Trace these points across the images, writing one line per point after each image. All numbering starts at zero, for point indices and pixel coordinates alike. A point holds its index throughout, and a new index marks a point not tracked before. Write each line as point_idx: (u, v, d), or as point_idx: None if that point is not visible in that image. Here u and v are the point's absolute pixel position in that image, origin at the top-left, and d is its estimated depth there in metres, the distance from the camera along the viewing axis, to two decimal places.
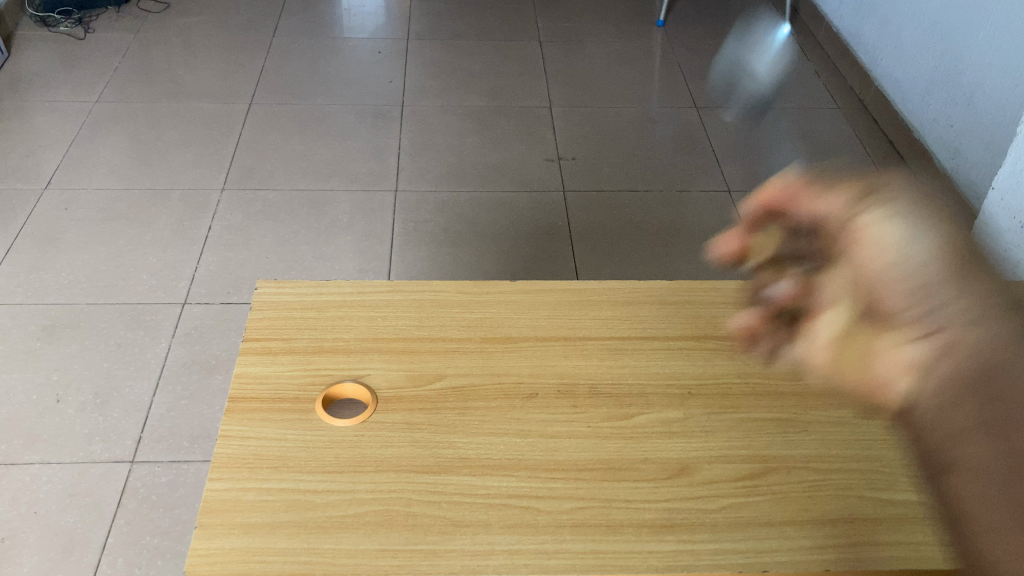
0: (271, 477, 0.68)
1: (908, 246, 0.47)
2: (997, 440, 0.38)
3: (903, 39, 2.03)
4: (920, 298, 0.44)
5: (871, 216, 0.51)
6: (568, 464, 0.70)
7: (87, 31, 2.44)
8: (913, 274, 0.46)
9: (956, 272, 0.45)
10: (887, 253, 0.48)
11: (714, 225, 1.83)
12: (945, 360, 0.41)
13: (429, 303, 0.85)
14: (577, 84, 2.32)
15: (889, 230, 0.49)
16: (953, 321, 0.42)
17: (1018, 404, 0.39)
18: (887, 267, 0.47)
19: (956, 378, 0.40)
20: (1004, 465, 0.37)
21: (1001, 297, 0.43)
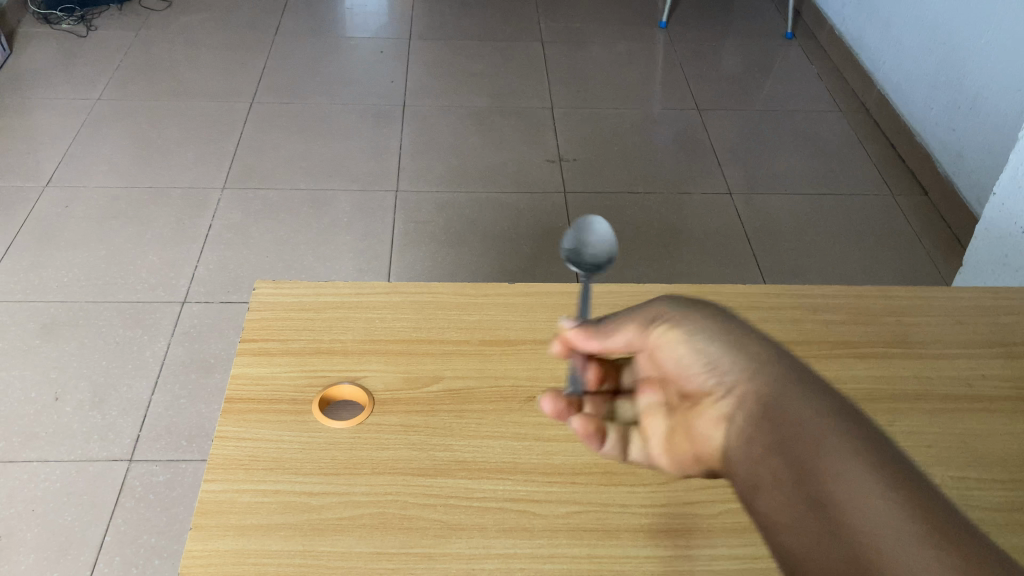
0: (267, 478, 0.67)
1: (701, 356, 0.55)
2: (780, 458, 0.46)
3: (905, 43, 2.03)
4: (728, 376, 0.53)
5: (666, 340, 0.58)
6: (565, 468, 0.70)
7: (89, 28, 2.44)
8: (710, 370, 0.54)
9: (738, 355, 0.53)
10: (689, 370, 0.56)
11: (715, 228, 1.82)
12: (740, 416, 0.51)
13: (427, 304, 0.85)
14: (579, 85, 2.32)
15: (683, 349, 0.56)
16: (740, 387, 0.52)
17: (794, 430, 0.47)
18: (688, 373, 0.56)
19: (748, 424, 0.50)
20: (791, 477, 0.46)
21: (775, 358, 0.52)
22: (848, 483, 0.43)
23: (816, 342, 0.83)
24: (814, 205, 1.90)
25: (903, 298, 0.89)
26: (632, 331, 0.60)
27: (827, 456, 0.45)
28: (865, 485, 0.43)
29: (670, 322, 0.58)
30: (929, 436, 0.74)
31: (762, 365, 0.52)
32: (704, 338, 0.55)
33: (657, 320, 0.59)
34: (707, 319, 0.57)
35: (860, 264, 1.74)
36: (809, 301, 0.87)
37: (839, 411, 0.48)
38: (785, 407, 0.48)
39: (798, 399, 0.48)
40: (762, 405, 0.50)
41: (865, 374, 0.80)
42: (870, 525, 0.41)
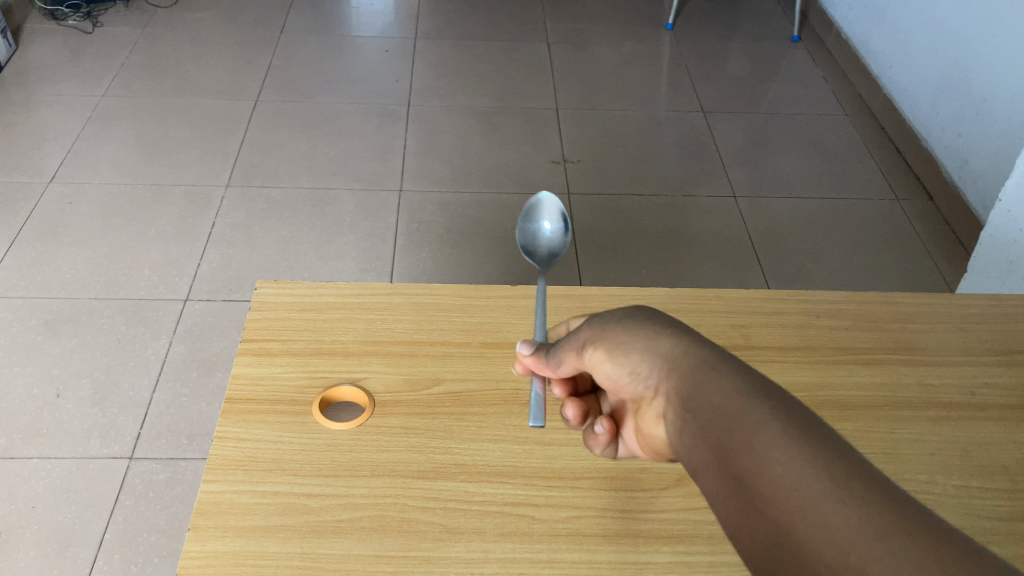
0: (266, 479, 0.67)
1: (628, 362, 0.51)
2: (712, 446, 0.42)
3: (911, 48, 2.02)
4: (646, 374, 0.49)
5: (599, 359, 0.53)
6: (565, 472, 0.70)
7: (95, 25, 2.44)
8: (641, 374, 0.50)
9: (661, 353, 0.49)
10: (626, 381, 0.51)
11: (719, 231, 1.82)
12: (674, 414, 0.46)
13: (429, 306, 0.85)
14: (583, 87, 2.31)
15: (613, 363, 0.52)
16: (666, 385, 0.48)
17: (719, 413, 0.43)
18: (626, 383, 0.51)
19: (681, 421, 0.45)
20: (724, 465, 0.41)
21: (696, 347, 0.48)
22: (763, 456, 0.40)
23: (819, 348, 0.82)
24: (819, 210, 1.90)
25: (906, 304, 0.88)
26: (571, 353, 0.56)
27: (741, 431, 0.41)
28: (781, 452, 0.39)
29: (594, 331, 0.54)
30: (931, 444, 0.73)
31: (675, 355, 0.48)
32: (623, 339, 0.51)
33: (586, 332, 0.55)
34: (623, 319, 0.53)
35: (864, 269, 1.74)
36: (812, 307, 0.87)
37: (757, 385, 0.44)
38: (697, 392, 0.45)
39: (720, 381, 0.44)
40: (678, 396, 0.46)
41: (868, 380, 0.79)
42: (789, 493, 0.38)
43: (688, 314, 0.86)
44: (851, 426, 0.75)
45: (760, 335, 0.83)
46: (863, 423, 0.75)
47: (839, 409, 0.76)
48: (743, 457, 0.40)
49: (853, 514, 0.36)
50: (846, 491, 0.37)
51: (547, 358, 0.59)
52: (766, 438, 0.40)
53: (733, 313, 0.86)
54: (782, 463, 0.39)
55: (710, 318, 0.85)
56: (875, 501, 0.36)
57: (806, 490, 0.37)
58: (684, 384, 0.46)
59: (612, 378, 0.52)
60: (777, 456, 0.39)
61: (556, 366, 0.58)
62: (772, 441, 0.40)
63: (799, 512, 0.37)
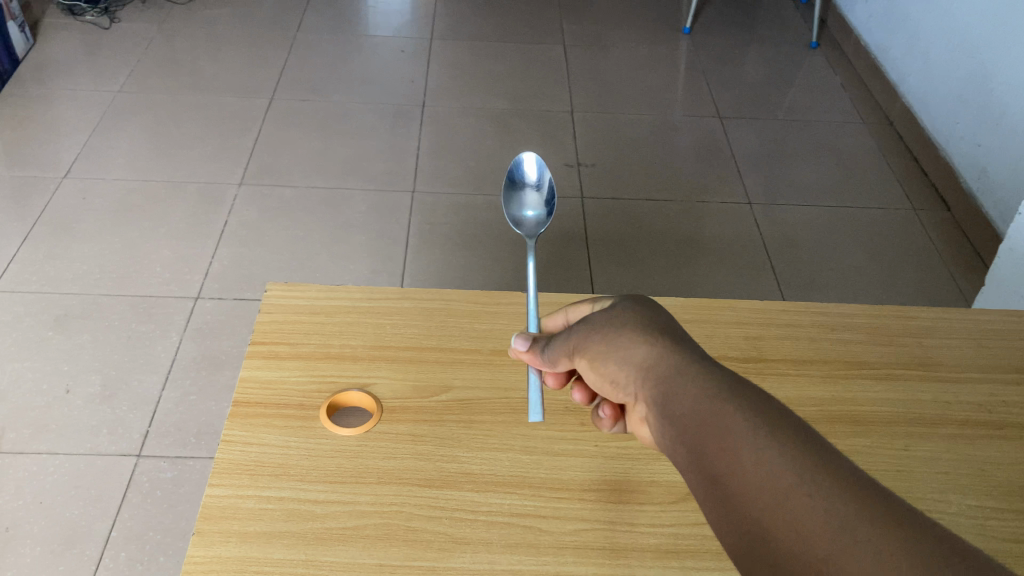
0: (272, 485, 0.67)
1: (612, 370, 0.55)
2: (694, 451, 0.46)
3: (931, 57, 2.01)
4: (626, 381, 0.54)
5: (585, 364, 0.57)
6: (573, 484, 0.69)
7: (113, 21, 2.44)
8: (624, 381, 0.54)
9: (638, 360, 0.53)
10: (612, 385, 0.55)
11: (733, 238, 1.81)
12: (657, 420, 0.50)
13: (439, 311, 0.84)
14: (599, 90, 2.30)
15: (599, 369, 0.56)
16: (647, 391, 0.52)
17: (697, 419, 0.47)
18: (614, 389, 0.55)
19: (663, 426, 0.50)
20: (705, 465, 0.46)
21: (670, 352, 0.52)
22: (736, 457, 0.44)
23: (833, 362, 0.81)
24: (835, 218, 1.88)
25: (922, 318, 0.87)
26: (560, 355, 0.59)
27: (714, 436, 0.46)
28: (751, 454, 0.44)
29: (574, 338, 0.58)
30: (945, 462, 0.72)
31: (650, 363, 0.52)
32: (601, 348, 0.55)
33: (568, 338, 0.59)
34: (598, 323, 0.57)
35: (878, 279, 1.72)
36: (826, 319, 0.86)
37: (727, 389, 0.48)
38: (670, 400, 0.49)
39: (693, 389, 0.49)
40: (655, 403, 0.51)
41: (881, 396, 0.78)
42: (761, 493, 0.42)
43: (700, 323, 0.85)
44: (864, 442, 0.74)
45: (773, 347, 0.82)
46: (877, 439, 0.74)
47: (851, 424, 0.75)
48: (718, 460, 0.45)
49: (818, 506, 0.40)
50: (811, 484, 0.42)
51: (542, 355, 0.62)
52: (737, 440, 0.45)
53: (746, 324, 0.85)
54: (753, 464, 0.44)
55: (722, 329, 0.84)
56: (837, 490, 0.41)
57: (776, 487, 0.42)
58: (660, 391, 0.51)
59: (598, 384, 0.57)
60: (748, 458, 0.44)
61: (550, 364, 0.61)
62: (744, 443, 0.45)
63: (772, 507, 0.42)
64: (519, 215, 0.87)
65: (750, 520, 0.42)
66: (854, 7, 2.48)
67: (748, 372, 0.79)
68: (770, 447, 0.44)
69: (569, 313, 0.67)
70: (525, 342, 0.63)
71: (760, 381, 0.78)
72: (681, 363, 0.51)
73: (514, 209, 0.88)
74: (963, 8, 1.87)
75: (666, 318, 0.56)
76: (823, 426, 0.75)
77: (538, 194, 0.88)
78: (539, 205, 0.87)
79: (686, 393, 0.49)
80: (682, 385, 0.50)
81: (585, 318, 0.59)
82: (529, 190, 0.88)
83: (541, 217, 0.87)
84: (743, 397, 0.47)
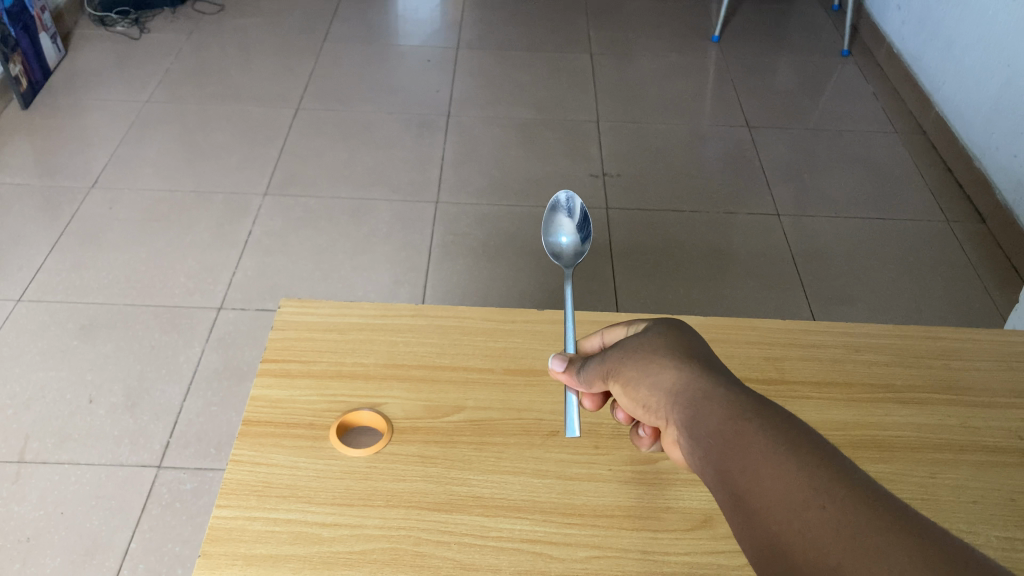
0: (280, 506, 0.66)
1: (644, 394, 0.56)
2: (718, 466, 0.48)
3: (967, 64, 1.96)
4: (656, 406, 0.55)
5: (618, 389, 0.59)
6: (587, 509, 0.67)
7: (143, 31, 2.47)
8: (656, 406, 0.55)
9: (668, 384, 0.55)
10: (644, 408, 0.57)
11: (761, 250, 1.78)
12: (684, 440, 0.52)
13: (453, 328, 0.83)
14: (626, 99, 2.29)
15: (633, 395, 0.57)
16: (676, 414, 0.53)
17: (721, 438, 0.48)
18: (646, 412, 0.57)
19: (691, 446, 0.51)
20: (728, 479, 0.47)
21: (700, 375, 0.54)
22: (755, 473, 0.46)
23: (855, 385, 0.79)
24: (866, 230, 1.85)
25: (950, 338, 0.84)
26: (595, 378, 0.61)
27: (735, 454, 0.47)
28: (770, 469, 0.45)
29: (606, 363, 0.60)
30: (973, 491, 0.69)
31: (677, 387, 0.54)
32: (631, 373, 0.57)
33: (601, 362, 0.60)
34: (629, 350, 0.59)
35: (910, 293, 1.68)
36: (851, 339, 0.84)
37: (750, 409, 0.49)
38: (695, 421, 0.51)
39: (719, 412, 0.50)
40: (681, 424, 0.52)
41: (907, 420, 0.75)
42: (779, 506, 0.44)
43: (721, 344, 0.83)
44: (889, 468, 0.71)
45: (795, 368, 0.80)
46: (901, 465, 0.71)
47: (875, 449, 0.73)
48: (738, 477, 0.46)
49: (831, 517, 0.42)
50: (826, 496, 0.43)
51: (578, 376, 0.63)
52: (755, 457, 0.46)
53: (767, 344, 0.83)
54: (772, 478, 0.45)
55: (743, 350, 0.82)
56: (851, 501, 0.42)
57: (791, 501, 0.43)
58: (685, 412, 0.52)
59: (631, 408, 0.58)
60: (767, 474, 0.45)
61: (587, 386, 0.62)
62: (763, 459, 0.46)
63: (788, 519, 0.43)
64: (556, 245, 0.86)
65: (767, 533, 0.43)
66: (886, 14, 2.44)
67: (768, 395, 0.77)
68: (788, 464, 0.45)
69: (605, 335, 0.66)
70: (562, 362, 0.64)
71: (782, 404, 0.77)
72: (707, 386, 0.53)
73: (551, 239, 0.87)
74: (999, 15, 1.83)
75: (696, 343, 0.58)
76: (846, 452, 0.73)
77: (571, 220, 0.87)
78: (573, 229, 0.86)
79: (710, 412, 0.51)
80: (707, 405, 0.51)
81: (619, 343, 0.61)
82: (562, 215, 0.87)
83: (577, 242, 0.85)
84: (764, 417, 0.49)
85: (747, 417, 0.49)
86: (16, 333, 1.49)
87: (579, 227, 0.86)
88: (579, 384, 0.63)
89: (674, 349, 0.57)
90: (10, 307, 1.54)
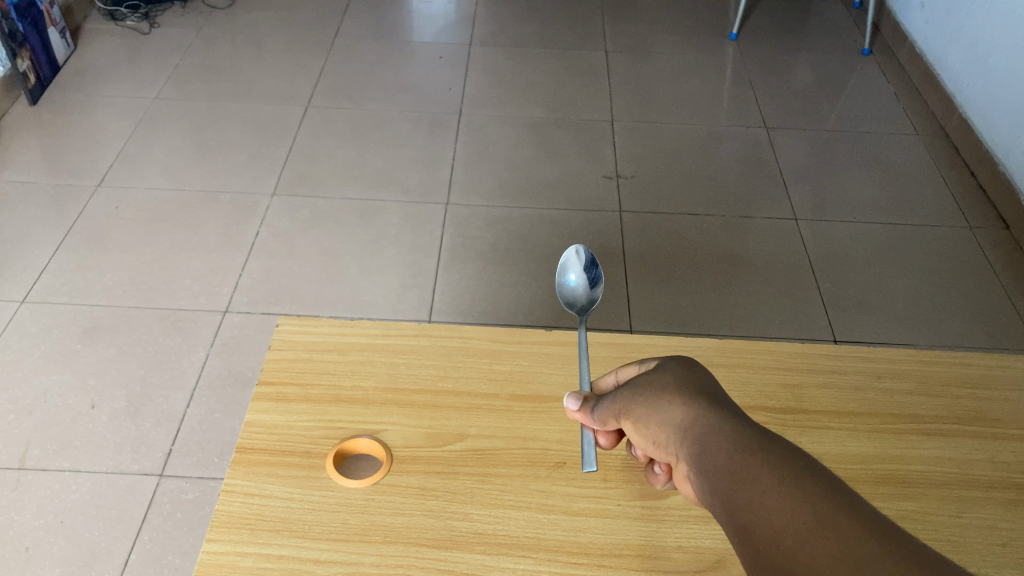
0: (272, 541, 0.63)
1: (653, 428, 0.54)
2: (726, 498, 0.46)
3: (991, 64, 1.92)
4: (666, 442, 0.53)
5: (628, 423, 0.57)
6: (593, 548, 0.64)
7: (153, 26, 2.45)
8: (666, 443, 0.53)
9: (679, 421, 0.52)
10: (654, 445, 0.54)
11: (778, 256, 1.74)
12: (694, 477, 0.50)
13: (456, 350, 0.80)
14: (640, 98, 2.25)
15: (643, 431, 0.55)
16: (686, 452, 0.51)
17: (731, 472, 0.47)
18: (656, 447, 0.54)
19: (700, 481, 0.49)
20: (737, 511, 0.45)
21: (712, 411, 0.52)
22: (762, 506, 0.44)
23: (878, 416, 0.75)
24: (885, 236, 1.80)
25: (979, 366, 0.80)
26: (607, 416, 0.59)
27: (744, 488, 0.46)
28: (778, 500, 0.44)
29: (618, 400, 0.58)
30: (1003, 533, 0.66)
31: (688, 423, 0.52)
32: (643, 410, 0.55)
33: (614, 400, 0.58)
34: (640, 387, 0.57)
35: (930, 301, 1.64)
36: (873, 365, 0.80)
37: (759, 445, 0.48)
38: (704, 456, 0.49)
39: (729, 448, 0.48)
40: (691, 460, 0.50)
41: (933, 453, 0.72)
42: (785, 537, 0.42)
43: (736, 368, 0.79)
44: (912, 506, 0.67)
45: (814, 397, 0.76)
46: (927, 502, 0.68)
47: (898, 485, 0.69)
48: (745, 509, 0.45)
49: (835, 547, 0.40)
50: (832, 527, 0.41)
51: (593, 414, 0.60)
52: (763, 490, 0.45)
53: (786, 371, 0.79)
54: (778, 510, 0.43)
55: (760, 376, 0.78)
56: (856, 532, 0.41)
57: (797, 532, 0.42)
58: (695, 448, 0.50)
59: (641, 445, 0.56)
60: (773, 505, 0.44)
61: (601, 424, 0.60)
62: (771, 492, 0.44)
63: (793, 550, 0.41)
64: (567, 289, 0.83)
65: (776, 565, 0.42)
66: (909, 12, 2.39)
67: (787, 426, 0.74)
68: (795, 497, 0.44)
69: (620, 373, 0.64)
70: (577, 401, 0.61)
71: (798, 435, 0.73)
72: (717, 420, 0.51)
73: (561, 284, 0.84)
74: None
75: (707, 380, 0.56)
76: (870, 489, 0.69)
77: (578, 262, 0.84)
78: (580, 270, 0.83)
79: (719, 447, 0.49)
80: (718, 441, 0.49)
81: (632, 378, 0.59)
82: (570, 261, 0.84)
83: (589, 288, 0.82)
84: (773, 451, 0.47)
85: (757, 451, 0.47)
86: (19, 336, 1.47)
87: (586, 267, 0.83)
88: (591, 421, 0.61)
89: (685, 385, 0.55)
90: (14, 309, 1.52)
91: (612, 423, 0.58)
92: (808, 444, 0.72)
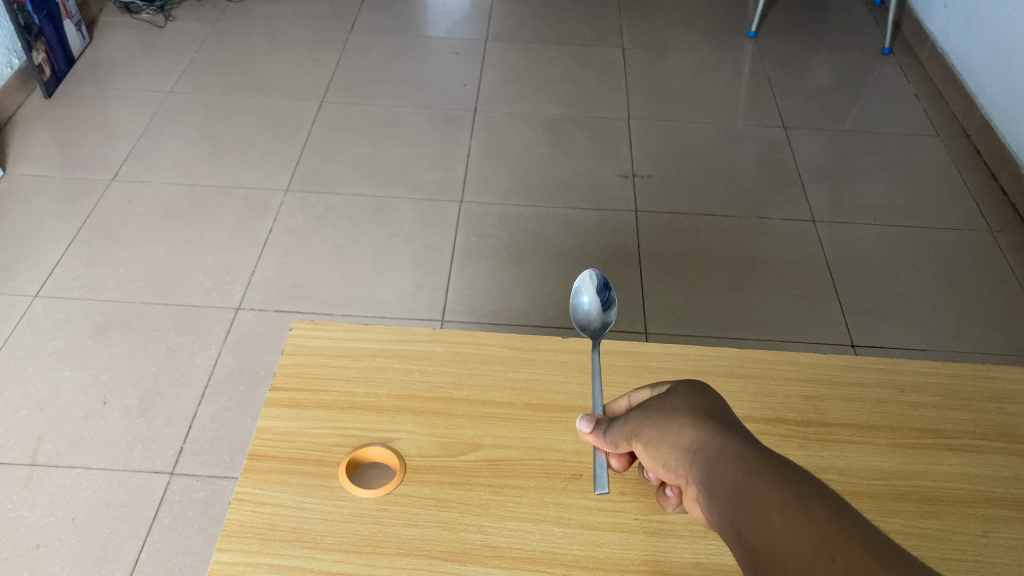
0: (284, 551, 0.62)
1: (662, 450, 0.53)
2: (734, 519, 0.45)
3: (1014, 64, 1.89)
4: (675, 464, 0.52)
5: (638, 446, 0.55)
6: (609, 563, 0.63)
7: (168, 19, 2.44)
8: (677, 466, 0.51)
9: (690, 445, 0.51)
10: (665, 467, 0.53)
11: (796, 258, 1.71)
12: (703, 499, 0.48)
13: (471, 357, 0.79)
14: (657, 96, 2.23)
15: (654, 454, 0.53)
16: (695, 475, 0.49)
17: (738, 494, 0.45)
18: (666, 470, 0.53)
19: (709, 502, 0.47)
20: (745, 534, 0.44)
21: (722, 433, 0.50)
22: (770, 529, 0.43)
23: (901, 430, 0.73)
24: (904, 239, 1.78)
25: (1005, 381, 0.79)
26: (618, 439, 0.57)
27: (750, 510, 0.44)
28: (786, 522, 0.42)
29: (629, 423, 0.56)
30: None
31: (697, 446, 0.50)
32: (652, 433, 0.54)
33: (625, 423, 0.57)
34: (650, 410, 0.55)
35: (950, 306, 1.62)
36: (896, 378, 0.78)
37: (767, 466, 0.46)
38: (713, 478, 0.47)
39: (736, 469, 0.47)
40: (700, 483, 0.49)
41: (958, 470, 0.70)
42: (792, 560, 0.41)
43: (757, 379, 0.78)
44: (938, 524, 0.66)
45: (836, 410, 0.75)
46: (951, 520, 0.66)
47: (923, 502, 0.67)
48: (755, 533, 0.43)
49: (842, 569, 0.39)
50: (842, 550, 0.40)
51: (604, 438, 0.59)
52: (771, 512, 0.43)
53: (808, 382, 0.77)
54: (787, 532, 0.42)
55: (781, 389, 0.77)
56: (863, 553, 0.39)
57: (806, 555, 0.41)
58: (703, 470, 0.49)
59: (652, 468, 0.54)
60: (782, 527, 0.42)
61: (612, 446, 0.58)
62: (776, 513, 0.43)
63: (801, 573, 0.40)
64: (580, 312, 0.82)
65: None
66: (931, 11, 2.36)
67: (808, 439, 0.72)
68: (799, 519, 0.42)
69: (633, 396, 0.62)
70: (588, 424, 0.61)
71: (821, 449, 0.72)
72: (725, 441, 0.49)
73: (574, 307, 0.82)
74: None
75: (719, 403, 0.54)
76: (893, 506, 0.67)
77: (591, 285, 0.83)
78: (592, 293, 0.82)
79: (727, 469, 0.47)
80: (726, 462, 0.48)
81: (643, 401, 0.57)
82: (583, 285, 0.83)
83: (602, 312, 0.81)
84: (781, 472, 0.46)
85: (764, 473, 0.46)
86: (32, 332, 1.47)
87: (599, 289, 0.82)
88: (602, 443, 0.59)
89: (695, 406, 0.54)
90: (27, 303, 1.52)
91: (623, 446, 0.57)
92: (831, 459, 0.71)
